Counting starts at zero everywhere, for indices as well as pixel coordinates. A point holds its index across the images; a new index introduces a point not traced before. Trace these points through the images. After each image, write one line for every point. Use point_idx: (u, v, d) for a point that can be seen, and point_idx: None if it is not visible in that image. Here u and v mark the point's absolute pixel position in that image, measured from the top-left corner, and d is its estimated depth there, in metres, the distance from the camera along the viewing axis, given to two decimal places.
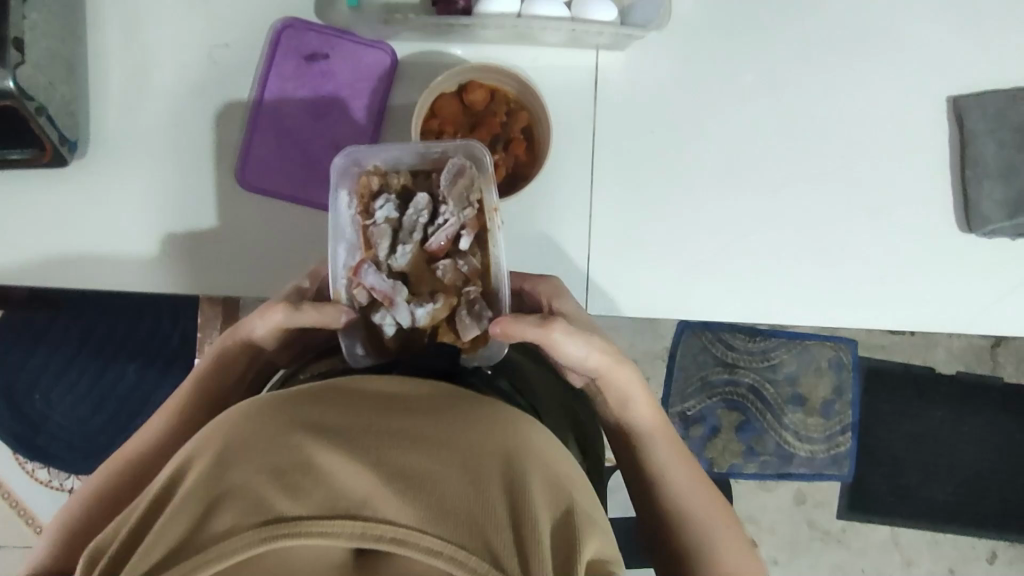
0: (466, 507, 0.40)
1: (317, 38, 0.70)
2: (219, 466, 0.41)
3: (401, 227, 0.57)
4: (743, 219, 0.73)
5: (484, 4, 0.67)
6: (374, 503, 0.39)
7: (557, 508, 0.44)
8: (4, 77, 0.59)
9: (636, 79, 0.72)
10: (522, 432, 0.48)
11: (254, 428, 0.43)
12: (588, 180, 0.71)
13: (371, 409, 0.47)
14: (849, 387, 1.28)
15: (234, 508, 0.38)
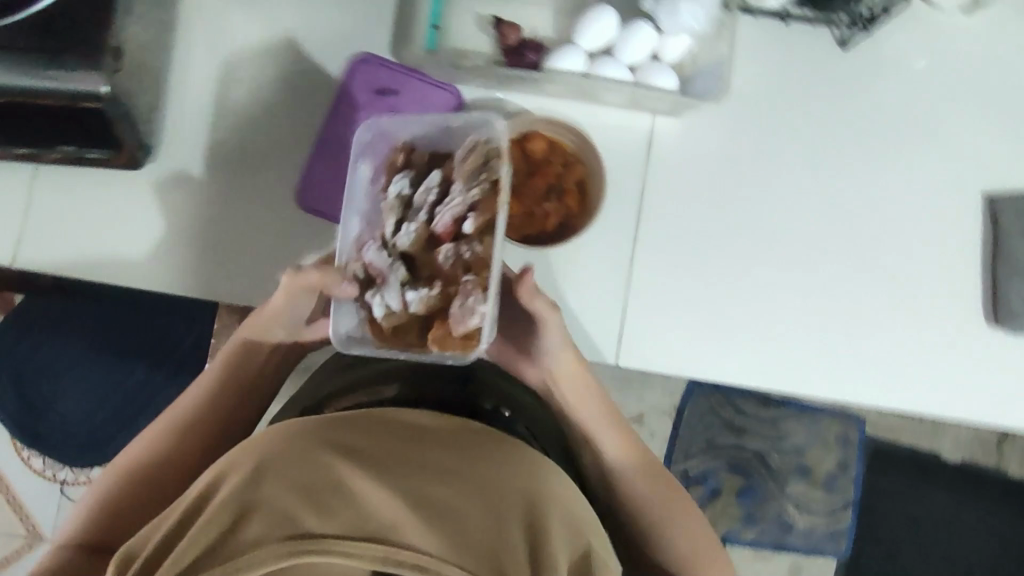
0: (477, 546, 0.44)
1: (387, 74, 0.72)
2: (253, 484, 0.44)
3: (410, 204, 0.63)
4: (777, 289, 0.75)
5: (554, 61, 0.71)
6: (399, 535, 0.42)
7: (571, 555, 0.47)
8: (101, 82, 0.59)
9: (687, 145, 0.75)
10: (545, 473, 0.51)
11: (292, 450, 0.46)
12: (632, 236, 0.74)
13: (403, 438, 0.49)
14: (855, 464, 1.27)
15: (265, 524, 0.42)
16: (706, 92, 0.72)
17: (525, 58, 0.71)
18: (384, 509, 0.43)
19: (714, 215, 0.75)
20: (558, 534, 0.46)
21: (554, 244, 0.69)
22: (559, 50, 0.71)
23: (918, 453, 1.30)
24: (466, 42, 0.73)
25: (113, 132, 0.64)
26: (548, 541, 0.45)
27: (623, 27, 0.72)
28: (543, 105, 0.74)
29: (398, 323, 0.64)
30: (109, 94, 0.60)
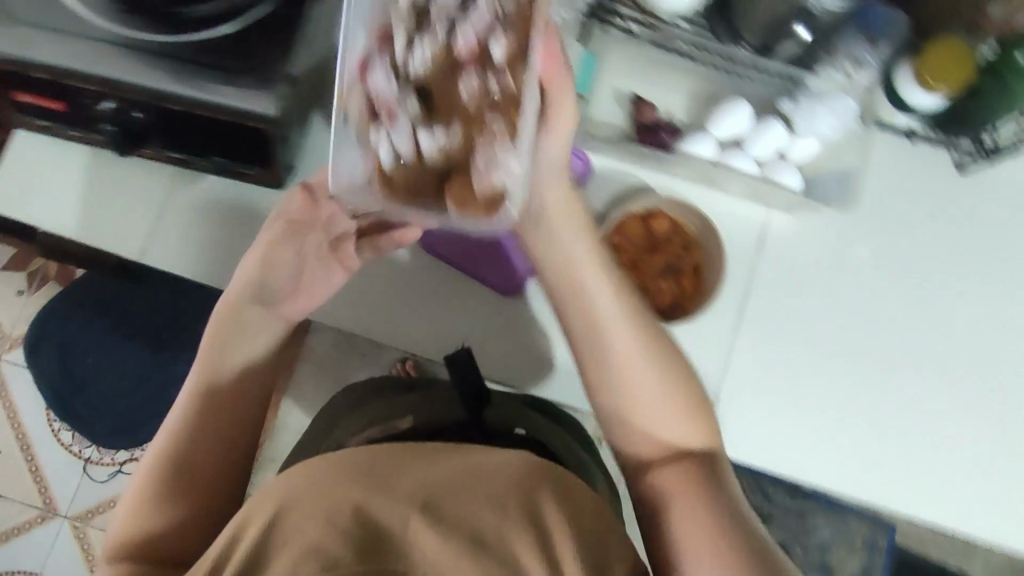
0: (485, 534, 0.51)
1: None
2: (276, 523, 0.50)
3: (421, 14, 0.48)
4: (873, 399, 0.74)
5: (687, 144, 0.73)
6: (414, 543, 0.50)
7: (576, 524, 0.52)
8: (272, 106, 0.62)
9: (801, 243, 0.76)
10: (537, 468, 0.56)
11: (308, 484, 0.52)
12: (737, 323, 0.74)
13: (403, 460, 0.55)
14: (879, 569, 1.23)
15: (295, 556, 0.48)
16: (827, 197, 0.74)
17: (661, 138, 0.74)
18: (397, 523, 0.50)
19: (813, 314, 0.75)
20: (559, 515, 0.52)
21: (667, 321, 0.70)
22: (695, 134, 0.73)
23: (947, 571, 1.29)
24: (601, 114, 0.75)
25: (268, 152, 0.67)
26: (547, 524, 0.51)
27: (754, 122, 0.74)
28: (669, 186, 0.76)
29: (406, 177, 0.48)
30: (276, 116, 0.62)
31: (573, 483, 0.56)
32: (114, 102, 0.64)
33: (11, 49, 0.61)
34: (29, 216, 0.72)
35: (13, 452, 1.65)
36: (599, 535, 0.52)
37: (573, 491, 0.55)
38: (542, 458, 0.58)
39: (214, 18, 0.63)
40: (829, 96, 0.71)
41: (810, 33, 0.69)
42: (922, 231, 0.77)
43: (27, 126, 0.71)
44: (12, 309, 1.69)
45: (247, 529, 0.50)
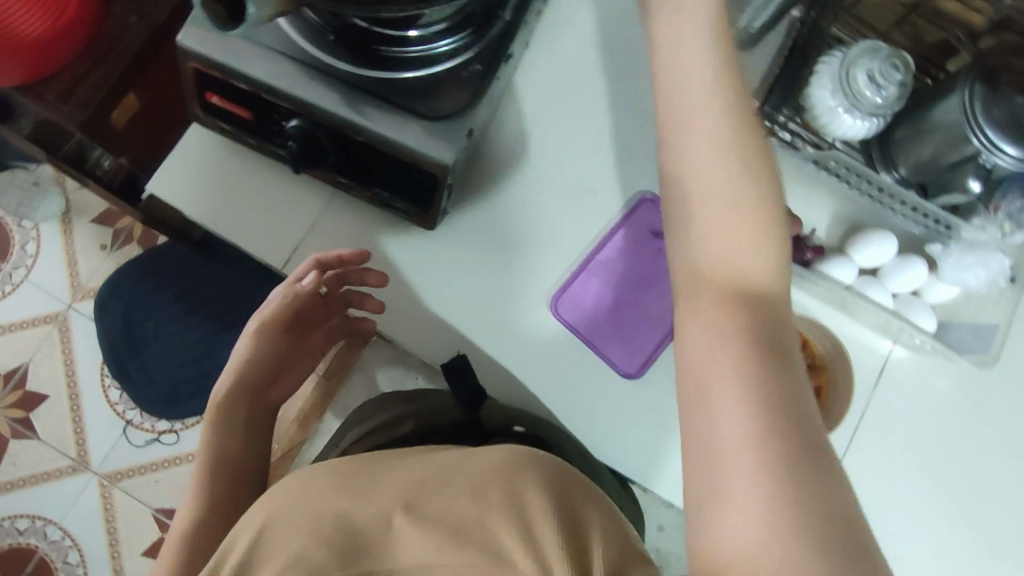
0: (466, 524, 0.51)
1: (643, 224, 0.76)
2: (264, 536, 0.52)
3: None
4: (968, 560, 0.72)
5: (827, 265, 0.73)
6: (396, 540, 0.51)
7: (562, 513, 0.51)
8: (450, 157, 0.64)
9: (924, 385, 0.75)
10: (524, 457, 0.55)
11: (297, 507, 0.54)
12: (843, 450, 0.73)
13: (382, 470, 0.58)
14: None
15: (278, 568, 0.50)
16: (961, 346, 0.73)
17: (804, 254, 0.74)
18: (378, 525, 0.52)
19: (931, 460, 0.74)
20: (545, 507, 0.51)
21: None
22: (836, 258, 0.74)
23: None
24: None
25: (429, 195, 0.69)
26: (529, 508, 0.51)
27: (897, 256, 0.75)
28: (807, 305, 0.76)
29: None
30: (450, 166, 0.65)
31: (559, 471, 0.55)
32: (298, 122, 0.66)
33: (221, 58, 0.64)
34: (185, 205, 0.74)
35: (59, 399, 1.63)
36: (574, 505, 0.52)
37: (568, 484, 0.54)
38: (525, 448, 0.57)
39: (411, 61, 0.66)
40: (982, 248, 0.70)
41: (980, 184, 0.69)
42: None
43: (203, 124, 0.73)
44: (92, 260, 1.68)
45: (237, 542, 0.53)
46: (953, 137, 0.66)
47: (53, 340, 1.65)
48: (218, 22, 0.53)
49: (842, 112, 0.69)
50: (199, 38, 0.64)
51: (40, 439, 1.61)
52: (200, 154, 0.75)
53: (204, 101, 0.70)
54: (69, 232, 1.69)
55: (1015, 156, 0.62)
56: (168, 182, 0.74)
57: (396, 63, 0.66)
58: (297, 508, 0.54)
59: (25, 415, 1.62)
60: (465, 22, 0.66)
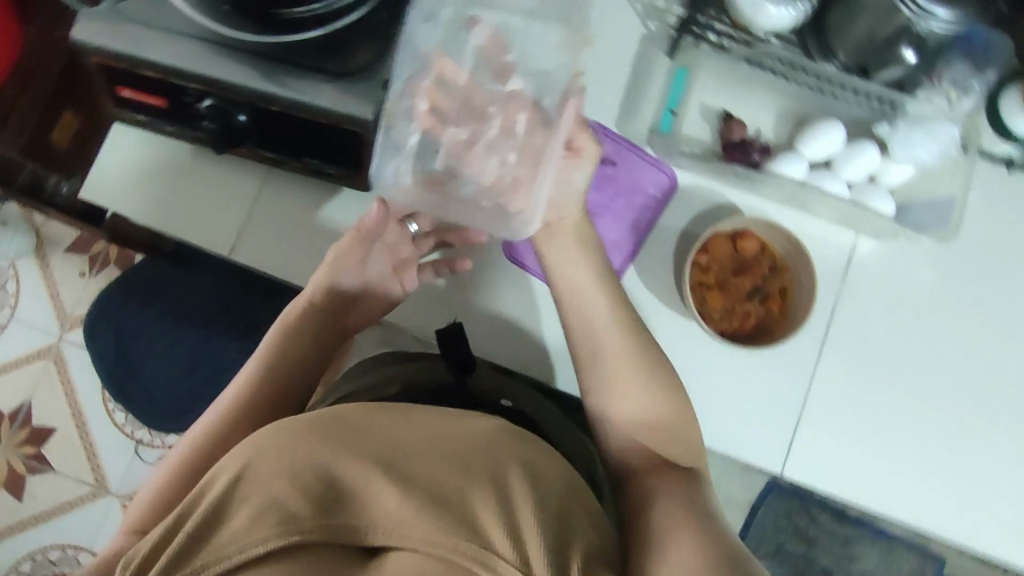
0: (448, 494, 0.51)
1: (610, 145, 0.74)
2: (238, 482, 0.50)
3: None
4: (956, 433, 0.73)
5: (777, 164, 0.71)
6: (373, 497, 0.50)
7: (544, 510, 0.51)
8: (370, 111, 0.62)
9: (892, 269, 0.74)
10: (520, 445, 0.57)
11: (273, 454, 0.51)
12: (819, 347, 0.73)
13: (375, 419, 0.56)
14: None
15: (254, 510, 0.48)
16: (921, 225, 0.72)
17: (750, 156, 0.72)
18: (360, 478, 0.51)
19: (908, 343, 0.73)
20: (527, 492, 0.52)
21: (755, 345, 0.69)
22: (784, 155, 0.71)
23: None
24: (686, 128, 0.74)
25: (359, 155, 0.67)
26: (516, 499, 0.51)
27: (847, 143, 0.73)
28: (757, 206, 0.74)
29: None
30: (372, 122, 0.63)
31: (554, 474, 0.56)
32: (211, 101, 0.65)
33: (123, 48, 0.62)
34: (127, 210, 0.73)
35: (66, 430, 1.63)
36: (566, 516, 0.53)
37: (566, 497, 0.55)
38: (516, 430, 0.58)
39: (314, 19, 0.62)
40: (930, 121, 0.69)
41: (915, 54, 0.67)
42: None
43: (123, 119, 0.72)
44: (74, 290, 1.68)
45: (209, 490, 0.50)
46: (883, 8, 0.64)
47: (50, 373, 1.64)
48: None
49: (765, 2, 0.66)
50: (94, 31, 0.62)
51: (56, 471, 1.61)
52: (135, 157, 0.74)
53: (117, 96, 0.68)
54: (46, 265, 1.68)
55: (946, 18, 0.60)
56: (104, 187, 0.73)
57: (298, 25, 0.62)
58: (276, 452, 0.52)
59: (37, 450, 1.62)
60: None
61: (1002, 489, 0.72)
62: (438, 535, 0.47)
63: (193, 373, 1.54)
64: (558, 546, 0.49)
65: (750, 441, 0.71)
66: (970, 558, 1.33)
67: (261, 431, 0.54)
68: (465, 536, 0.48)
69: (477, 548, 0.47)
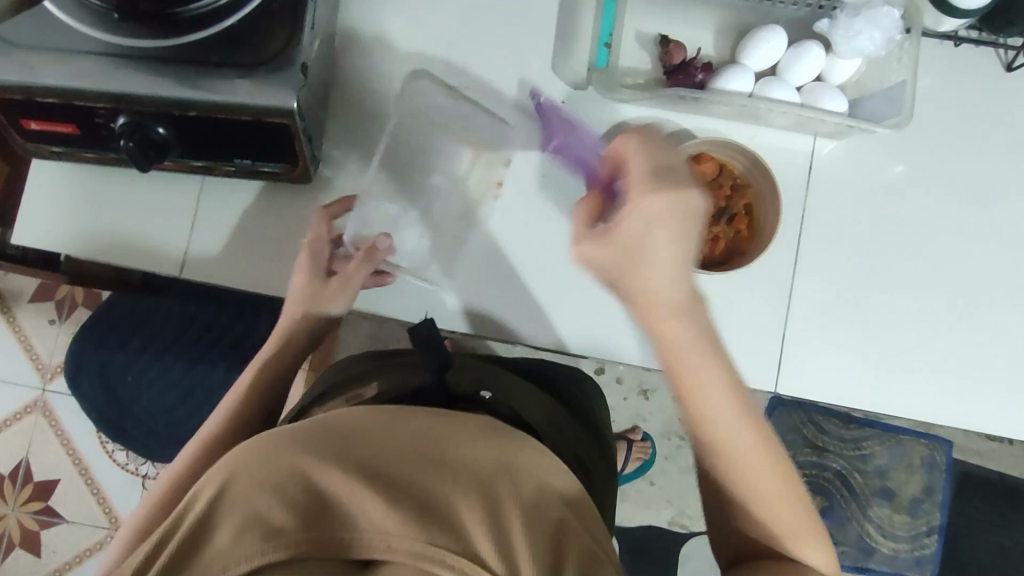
0: (434, 502, 0.49)
1: (554, 122, 0.68)
2: (220, 498, 0.48)
3: None
4: (940, 322, 0.73)
5: (722, 81, 0.69)
6: (359, 508, 0.48)
7: (532, 512, 0.50)
8: (290, 98, 0.59)
9: (853, 169, 0.73)
10: (505, 441, 0.55)
11: (252, 468, 0.50)
12: (794, 260, 0.72)
13: (358, 424, 0.54)
14: (939, 488, 1.35)
15: (239, 523, 0.47)
16: (876, 117, 0.70)
17: (694, 78, 0.70)
18: (344, 489, 0.49)
19: (880, 240, 0.73)
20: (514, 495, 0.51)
21: (725, 270, 0.67)
22: (728, 70, 0.70)
23: (1007, 478, 1.38)
24: (624, 61, 0.72)
25: (288, 148, 0.64)
26: (505, 504, 0.50)
27: (790, 47, 0.70)
28: (708, 127, 0.72)
29: None
30: (296, 109, 0.60)
31: (547, 468, 0.55)
32: (126, 118, 0.61)
33: (19, 78, 0.59)
34: (70, 247, 0.70)
35: (70, 479, 1.60)
36: (557, 515, 0.52)
37: (556, 497, 0.53)
38: (504, 427, 0.56)
39: (212, 14, 0.57)
40: (869, 7, 0.66)
41: None
42: (994, 143, 0.73)
43: (38, 155, 0.68)
44: (48, 339, 1.63)
45: (195, 502, 0.49)
46: None
47: (42, 427, 1.61)
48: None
49: None
50: None
51: (69, 521, 1.59)
52: (65, 190, 0.70)
53: (25, 131, 0.65)
54: (13, 320, 1.63)
55: None
56: (38, 228, 0.70)
57: (198, 23, 0.58)
58: (258, 465, 0.50)
59: (45, 504, 1.60)
60: None
61: (994, 368, 0.73)
62: (424, 545, 0.46)
63: (184, 403, 1.51)
64: (549, 557, 0.48)
65: (741, 364, 0.71)
66: (975, 437, 1.37)
67: (245, 442, 0.52)
68: (452, 546, 0.47)
69: (465, 560, 0.46)
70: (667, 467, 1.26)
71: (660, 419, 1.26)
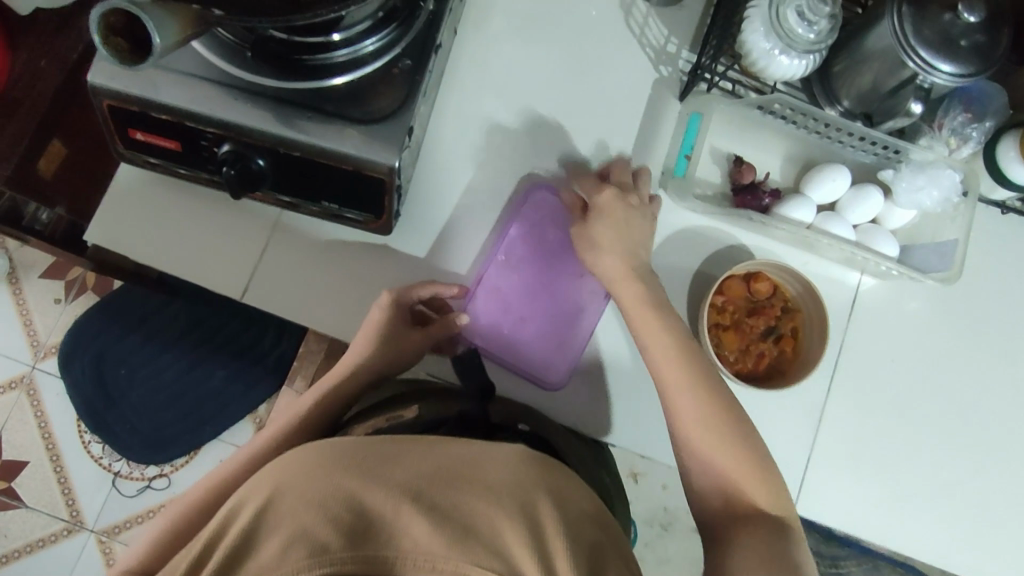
0: (479, 524, 0.49)
1: (547, 211, 0.74)
2: (268, 511, 0.49)
3: None
4: (955, 468, 0.75)
5: (787, 209, 0.73)
6: (404, 529, 0.48)
7: (573, 538, 0.50)
8: (393, 158, 0.61)
9: (893, 308, 0.76)
10: (540, 468, 0.56)
11: (294, 491, 0.51)
12: (826, 386, 0.75)
13: (398, 450, 0.54)
14: None
15: (287, 536, 0.47)
16: (925, 267, 0.75)
17: (761, 201, 0.74)
18: (389, 509, 0.49)
19: (910, 380, 0.76)
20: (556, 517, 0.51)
21: (768, 387, 0.71)
22: (794, 199, 0.73)
23: None
24: (701, 172, 0.76)
25: (376, 201, 0.67)
26: (545, 528, 0.50)
27: (852, 187, 0.75)
28: (767, 248, 0.76)
29: None
30: (395, 168, 0.62)
31: (579, 498, 0.56)
32: (230, 146, 0.64)
33: (138, 91, 0.61)
34: (141, 255, 0.72)
35: (37, 464, 1.50)
36: (599, 548, 0.52)
37: (595, 528, 0.54)
38: (539, 454, 0.57)
39: (337, 66, 0.62)
40: (932, 167, 0.71)
41: (921, 105, 0.70)
42: None
43: (130, 162, 0.70)
44: (48, 317, 1.55)
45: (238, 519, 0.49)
46: (889, 63, 0.67)
47: (23, 405, 1.52)
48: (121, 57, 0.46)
49: (777, 53, 0.69)
50: (109, 73, 0.61)
51: (27, 507, 1.49)
52: (144, 198, 0.72)
53: (128, 138, 0.67)
54: (17, 291, 1.55)
55: (951, 72, 0.63)
56: (114, 230, 0.72)
57: (323, 71, 0.63)
58: (306, 485, 0.50)
59: (8, 484, 1.49)
60: (387, 17, 0.62)
61: (1000, 522, 0.75)
62: (468, 567, 0.46)
63: (173, 407, 1.48)
64: None
65: None
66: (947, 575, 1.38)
67: (290, 465, 0.53)
68: (496, 568, 0.47)
69: None
70: (645, 555, 1.23)
71: (645, 504, 1.23)
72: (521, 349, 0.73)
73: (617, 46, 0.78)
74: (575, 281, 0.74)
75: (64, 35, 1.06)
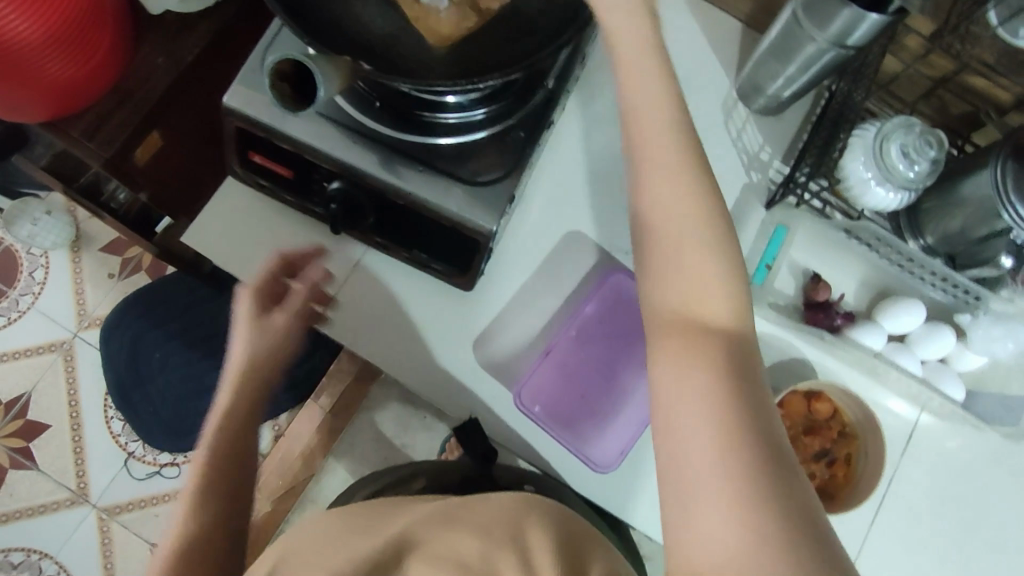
0: (470, 559, 0.48)
1: (612, 288, 0.75)
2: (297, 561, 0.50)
3: None
4: None
5: (856, 334, 0.73)
6: None
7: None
8: (493, 223, 0.64)
9: (948, 449, 0.75)
10: (536, 509, 0.52)
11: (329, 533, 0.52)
12: (870, 515, 0.74)
13: (405, 511, 0.56)
14: None
15: None
16: (990, 416, 0.75)
17: (832, 320, 0.75)
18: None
19: (958, 527, 0.74)
20: (549, 543, 0.47)
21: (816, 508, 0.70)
22: (866, 325, 0.74)
23: None
24: (777, 283, 0.78)
25: (467, 258, 0.70)
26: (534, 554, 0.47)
27: (924, 324, 0.75)
28: (827, 365, 0.77)
29: None
30: (491, 232, 0.65)
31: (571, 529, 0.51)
32: (340, 184, 0.67)
33: (268, 120, 0.65)
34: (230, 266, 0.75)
35: (59, 431, 1.49)
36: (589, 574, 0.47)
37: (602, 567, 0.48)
38: (534, 494, 0.55)
39: (448, 127, 0.66)
40: (1013, 321, 0.71)
41: (1011, 258, 0.70)
42: None
43: (241, 181, 0.74)
44: (99, 290, 1.54)
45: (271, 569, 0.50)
46: (982, 211, 0.67)
47: (56, 369, 1.51)
48: (280, 97, 0.61)
49: (875, 183, 0.70)
50: (245, 101, 0.65)
51: (37, 470, 1.47)
52: (243, 214, 0.75)
53: (246, 160, 0.71)
54: (76, 258, 1.55)
55: None
56: (207, 239, 0.75)
57: (437, 130, 0.66)
58: (324, 546, 0.53)
59: (24, 445, 1.48)
60: (503, 92, 0.66)
61: None
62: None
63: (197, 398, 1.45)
64: None
65: None
66: None
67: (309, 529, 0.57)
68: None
69: None
70: None
71: None
72: (581, 430, 0.73)
73: (714, 148, 0.81)
74: (639, 369, 0.75)
75: (185, 38, 1.03)
